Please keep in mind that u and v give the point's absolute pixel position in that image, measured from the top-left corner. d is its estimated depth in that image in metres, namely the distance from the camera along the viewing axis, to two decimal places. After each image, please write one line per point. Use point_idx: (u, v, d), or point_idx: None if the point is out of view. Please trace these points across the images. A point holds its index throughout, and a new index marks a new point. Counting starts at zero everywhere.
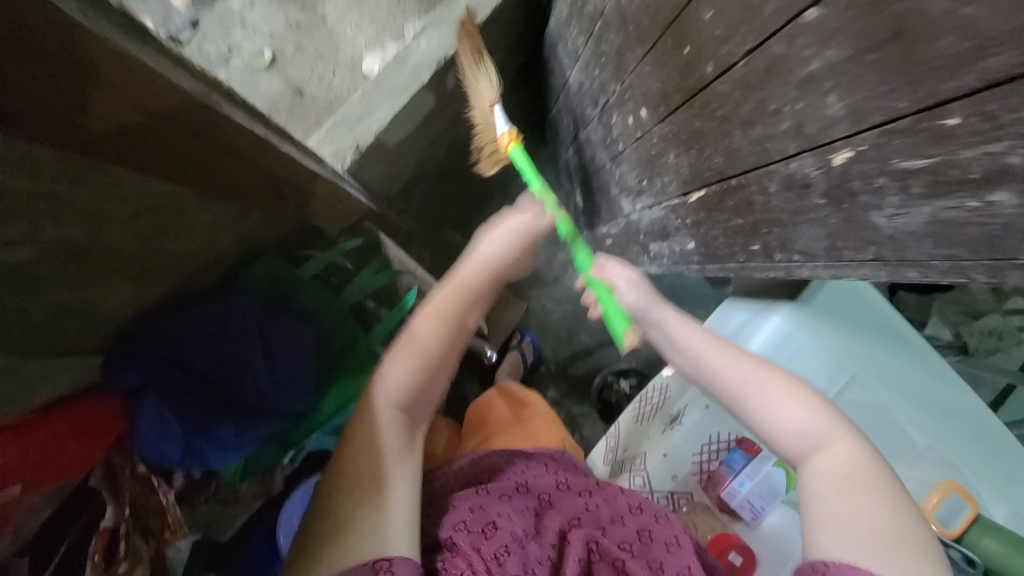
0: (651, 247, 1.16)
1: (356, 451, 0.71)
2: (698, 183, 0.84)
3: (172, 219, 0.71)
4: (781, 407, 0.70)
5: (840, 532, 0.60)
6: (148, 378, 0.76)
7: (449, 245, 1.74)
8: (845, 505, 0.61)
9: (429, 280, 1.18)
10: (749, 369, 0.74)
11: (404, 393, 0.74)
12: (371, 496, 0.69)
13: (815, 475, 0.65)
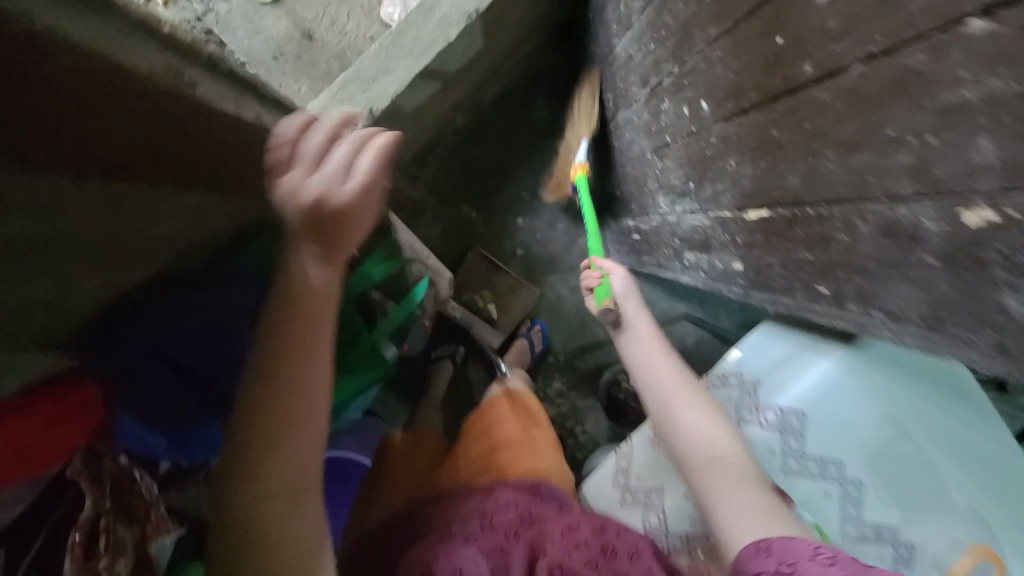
0: (684, 255, 1.05)
1: (254, 446, 0.57)
2: (761, 202, 0.72)
3: (161, 203, 0.60)
4: (688, 414, 0.81)
5: (743, 519, 0.67)
6: (129, 372, 0.68)
7: (463, 219, 1.62)
8: (741, 497, 0.69)
9: (440, 270, 1.09)
10: (671, 371, 0.87)
11: (300, 369, 0.59)
12: (288, 520, 0.58)
13: (712, 474, 0.74)
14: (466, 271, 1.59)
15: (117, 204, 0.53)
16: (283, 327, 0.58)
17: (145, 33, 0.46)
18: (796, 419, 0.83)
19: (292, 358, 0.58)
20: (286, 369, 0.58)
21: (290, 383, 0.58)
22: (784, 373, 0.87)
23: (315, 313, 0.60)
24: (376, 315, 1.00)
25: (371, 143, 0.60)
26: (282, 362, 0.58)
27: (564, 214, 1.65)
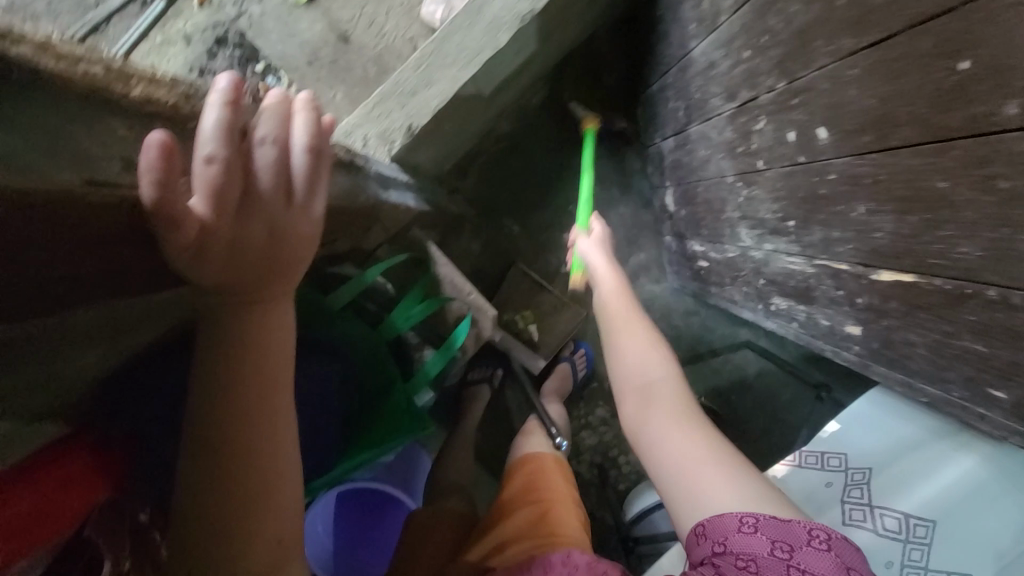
0: (772, 299, 0.89)
1: (219, 517, 0.46)
2: (904, 265, 0.58)
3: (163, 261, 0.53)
4: (630, 355, 0.77)
5: (669, 467, 0.63)
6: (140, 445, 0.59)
7: (505, 233, 1.50)
8: (675, 442, 0.64)
9: (482, 306, 0.97)
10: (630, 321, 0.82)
11: (261, 429, 0.47)
12: None
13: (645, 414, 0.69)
14: (506, 291, 1.47)
15: (90, 295, 0.44)
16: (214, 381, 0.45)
17: (97, 110, 0.36)
18: (923, 528, 0.68)
19: (233, 415, 0.46)
20: (226, 429, 0.46)
21: (235, 451, 0.46)
22: (905, 462, 0.73)
23: (236, 357, 0.46)
24: (412, 361, 0.90)
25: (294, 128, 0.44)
26: (218, 431, 0.46)
27: (615, 229, 1.49)
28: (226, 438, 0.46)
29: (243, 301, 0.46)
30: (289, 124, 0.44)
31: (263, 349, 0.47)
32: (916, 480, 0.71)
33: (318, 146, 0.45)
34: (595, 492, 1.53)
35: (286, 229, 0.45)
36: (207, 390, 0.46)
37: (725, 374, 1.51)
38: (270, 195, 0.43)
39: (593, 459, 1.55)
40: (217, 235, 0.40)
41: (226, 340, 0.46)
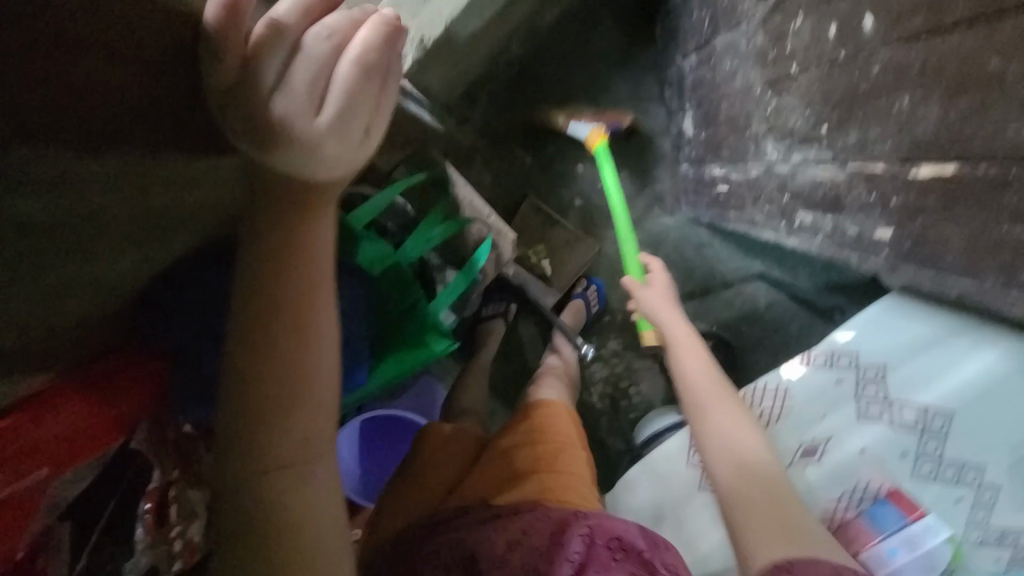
0: (796, 214, 0.88)
1: (244, 407, 0.50)
2: (947, 154, 0.58)
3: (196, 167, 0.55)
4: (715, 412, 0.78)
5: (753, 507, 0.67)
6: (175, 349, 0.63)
7: (516, 165, 1.45)
8: (751, 510, 0.66)
9: (503, 229, 0.95)
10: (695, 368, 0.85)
11: (295, 352, 0.50)
12: (294, 494, 0.52)
13: (728, 465, 0.72)
14: (519, 225, 1.45)
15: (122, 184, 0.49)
16: (262, 280, 0.48)
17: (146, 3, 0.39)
18: (940, 420, 0.73)
19: (269, 324, 0.49)
20: (263, 377, 0.49)
21: (279, 375, 0.50)
22: (920, 358, 0.76)
23: (293, 315, 0.49)
24: (433, 283, 0.90)
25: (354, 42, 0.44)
26: (252, 326, 0.49)
27: (630, 159, 1.45)
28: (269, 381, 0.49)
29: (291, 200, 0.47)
30: (357, 36, 0.45)
31: (315, 307, 0.50)
32: (932, 376, 0.75)
33: (371, 62, 0.45)
34: (606, 421, 1.57)
35: (322, 146, 0.44)
36: (251, 286, 0.49)
37: (736, 306, 1.52)
38: (302, 92, 0.42)
39: (604, 390, 1.58)
40: (263, 119, 0.42)
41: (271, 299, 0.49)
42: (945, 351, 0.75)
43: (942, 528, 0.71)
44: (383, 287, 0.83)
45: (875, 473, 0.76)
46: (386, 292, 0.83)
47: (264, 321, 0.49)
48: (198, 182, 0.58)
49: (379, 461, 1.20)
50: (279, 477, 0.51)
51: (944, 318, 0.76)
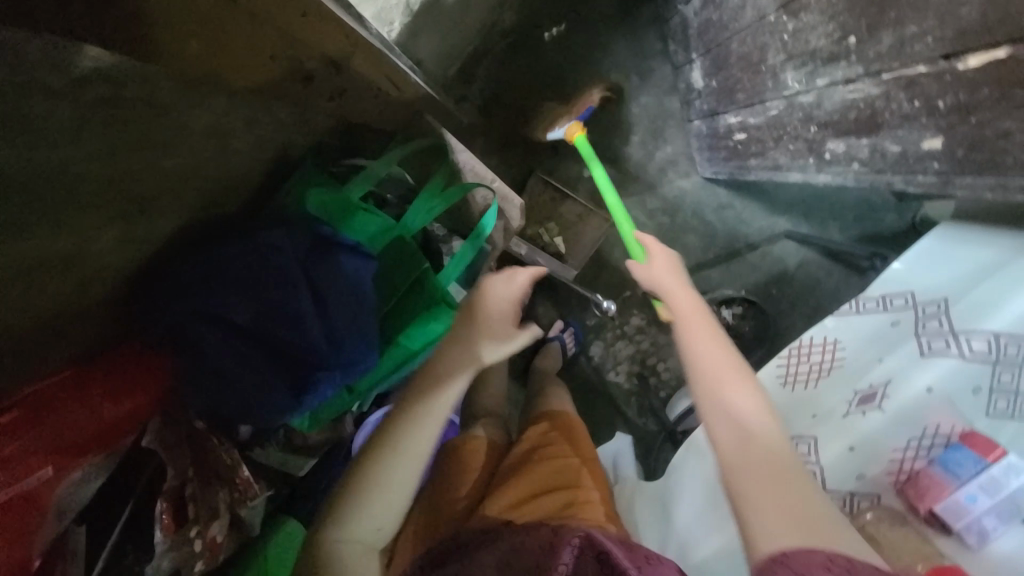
0: (827, 146, 0.81)
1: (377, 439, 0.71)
2: (998, 38, 0.51)
3: (159, 122, 0.52)
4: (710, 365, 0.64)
5: (754, 485, 0.53)
6: (190, 334, 0.66)
7: (521, 140, 1.39)
8: (754, 483, 0.53)
9: (509, 195, 0.89)
10: (700, 321, 0.71)
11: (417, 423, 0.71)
12: (367, 516, 0.67)
13: (733, 432, 0.58)
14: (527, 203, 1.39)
15: (97, 153, 0.47)
16: (427, 373, 0.73)
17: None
18: (1014, 347, 0.65)
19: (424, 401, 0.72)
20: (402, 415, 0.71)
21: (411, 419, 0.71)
22: (989, 282, 0.68)
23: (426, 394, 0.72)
24: (440, 256, 0.85)
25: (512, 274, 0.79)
26: (414, 393, 0.72)
27: (638, 122, 1.38)
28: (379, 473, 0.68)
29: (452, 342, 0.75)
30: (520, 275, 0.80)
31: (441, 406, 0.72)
32: (999, 301, 0.67)
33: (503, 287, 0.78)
34: (636, 402, 1.49)
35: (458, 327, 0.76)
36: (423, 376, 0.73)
37: (764, 269, 1.42)
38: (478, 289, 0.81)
39: (631, 368, 1.50)
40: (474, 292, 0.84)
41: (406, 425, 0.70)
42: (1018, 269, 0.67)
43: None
44: (387, 264, 0.79)
45: (949, 420, 0.67)
46: (391, 270, 0.79)
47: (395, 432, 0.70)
48: (169, 145, 0.55)
49: None
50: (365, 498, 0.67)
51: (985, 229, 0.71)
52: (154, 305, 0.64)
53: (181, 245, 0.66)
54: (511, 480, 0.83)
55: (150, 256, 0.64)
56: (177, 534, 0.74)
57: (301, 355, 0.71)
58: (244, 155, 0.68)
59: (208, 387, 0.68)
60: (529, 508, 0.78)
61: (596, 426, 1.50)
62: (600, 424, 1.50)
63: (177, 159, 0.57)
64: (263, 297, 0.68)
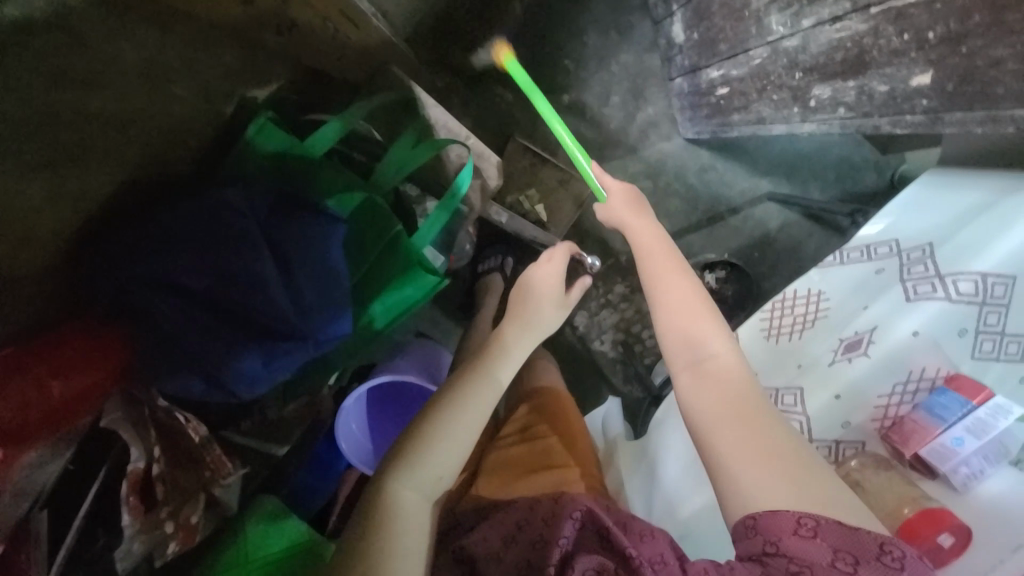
0: (812, 92, 0.78)
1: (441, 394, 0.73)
2: None
3: (99, 73, 0.53)
4: (670, 314, 0.65)
5: (726, 437, 0.53)
6: (143, 306, 0.61)
7: (497, 104, 1.32)
8: (720, 432, 0.53)
9: (485, 153, 0.85)
10: (666, 272, 0.68)
11: (481, 378, 0.75)
12: (431, 466, 0.67)
13: (694, 383, 0.59)
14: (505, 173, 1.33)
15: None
16: (490, 343, 0.80)
17: None
18: (1001, 286, 0.62)
19: (488, 360, 0.77)
20: (465, 373, 0.76)
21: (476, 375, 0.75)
22: (974, 225, 0.66)
23: (489, 355, 0.78)
24: (415, 216, 0.81)
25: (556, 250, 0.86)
26: (477, 357, 0.78)
27: (618, 82, 1.33)
28: (445, 430, 0.69)
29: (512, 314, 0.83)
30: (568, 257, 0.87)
31: (499, 364, 0.78)
32: (987, 240, 0.64)
33: (553, 261, 0.85)
34: (621, 369, 1.48)
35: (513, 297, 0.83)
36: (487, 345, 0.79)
37: (746, 231, 1.41)
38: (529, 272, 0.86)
39: (616, 336, 1.48)
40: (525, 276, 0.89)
41: (468, 386, 0.73)
42: (1004, 204, 0.65)
43: (1015, 407, 0.59)
44: (359, 228, 0.74)
45: (936, 363, 0.65)
46: (362, 233, 0.74)
47: (461, 395, 0.72)
48: (108, 92, 0.55)
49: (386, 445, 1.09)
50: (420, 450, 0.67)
51: (971, 174, 0.70)
52: (100, 270, 0.61)
53: (123, 205, 0.63)
54: (504, 457, 0.83)
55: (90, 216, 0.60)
56: (144, 516, 0.71)
57: (271, 325, 0.66)
58: (190, 104, 0.65)
59: (168, 359, 0.65)
60: (524, 485, 0.76)
61: (582, 395, 1.49)
62: (585, 394, 1.49)
63: (116, 101, 0.56)
64: (219, 262, 0.63)
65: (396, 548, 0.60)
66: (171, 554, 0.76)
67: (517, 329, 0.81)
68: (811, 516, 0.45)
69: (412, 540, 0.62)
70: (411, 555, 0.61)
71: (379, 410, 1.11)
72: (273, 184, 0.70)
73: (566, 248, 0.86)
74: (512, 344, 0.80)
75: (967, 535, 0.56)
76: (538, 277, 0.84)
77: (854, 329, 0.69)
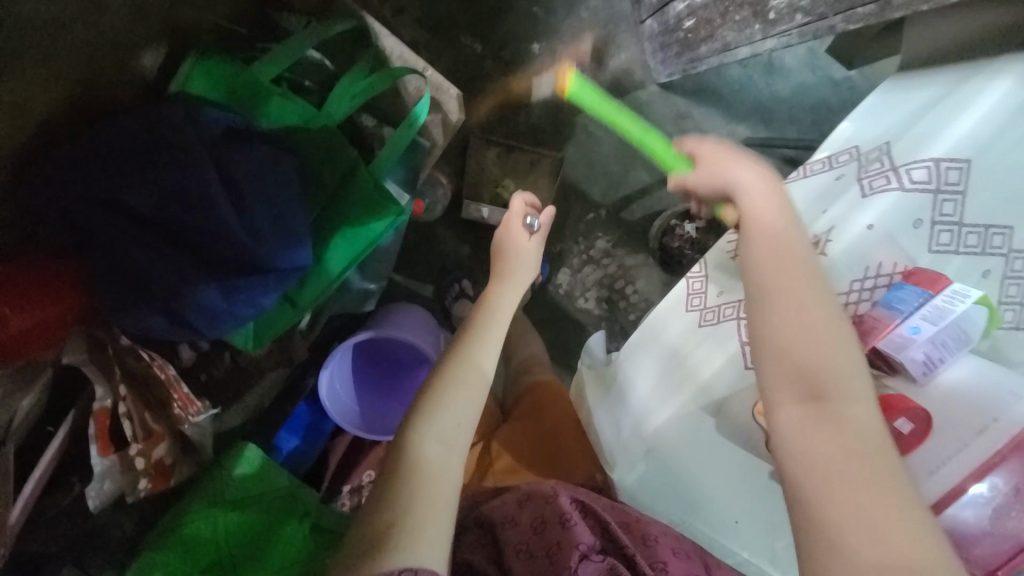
0: (770, 3, 0.77)
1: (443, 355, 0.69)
2: None
3: None
4: (787, 314, 0.49)
5: (853, 514, 0.40)
6: (91, 230, 0.62)
7: (466, 54, 1.23)
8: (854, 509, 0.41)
9: (443, 84, 0.83)
10: (773, 258, 0.52)
11: (476, 331, 0.71)
12: (454, 416, 0.61)
13: (813, 423, 0.45)
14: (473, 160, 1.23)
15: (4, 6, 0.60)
16: (482, 301, 0.75)
17: None
18: (954, 171, 0.64)
19: (476, 310, 0.74)
20: (460, 333, 0.71)
21: (467, 334, 0.70)
22: (927, 118, 0.67)
23: (479, 307, 0.75)
24: (374, 148, 0.81)
25: (513, 208, 0.83)
26: (470, 317, 0.74)
27: (590, 29, 1.27)
28: (449, 381, 0.64)
29: (501, 275, 0.79)
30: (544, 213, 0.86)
31: (487, 319, 0.73)
32: (943, 125, 0.65)
33: (511, 212, 0.83)
34: (606, 329, 1.32)
35: (496, 249, 0.82)
36: (482, 304, 0.75)
37: None
38: (498, 236, 0.83)
39: (599, 293, 1.32)
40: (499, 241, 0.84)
41: (475, 341, 0.69)
42: (953, 92, 0.67)
43: (972, 291, 0.59)
44: (311, 160, 0.73)
45: (892, 258, 0.66)
46: (318, 165, 0.73)
47: (463, 350, 0.68)
48: None
49: (379, 407, 1.06)
50: (426, 404, 0.62)
51: (925, 78, 0.72)
52: (56, 192, 0.62)
53: (66, 119, 0.67)
54: (510, 436, 0.83)
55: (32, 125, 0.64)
56: (117, 453, 0.72)
57: (222, 253, 0.66)
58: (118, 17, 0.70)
59: (125, 290, 0.65)
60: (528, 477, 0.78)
61: (570, 364, 1.32)
62: (575, 363, 1.33)
63: None
64: (169, 182, 0.63)
65: (420, 495, 0.55)
66: (143, 492, 0.77)
67: (504, 287, 0.77)
68: None
69: (440, 494, 0.56)
70: (438, 503, 0.55)
71: (375, 380, 1.08)
72: (219, 112, 0.68)
73: (518, 199, 0.82)
74: (507, 306, 0.75)
75: (926, 421, 0.56)
76: (515, 247, 0.81)
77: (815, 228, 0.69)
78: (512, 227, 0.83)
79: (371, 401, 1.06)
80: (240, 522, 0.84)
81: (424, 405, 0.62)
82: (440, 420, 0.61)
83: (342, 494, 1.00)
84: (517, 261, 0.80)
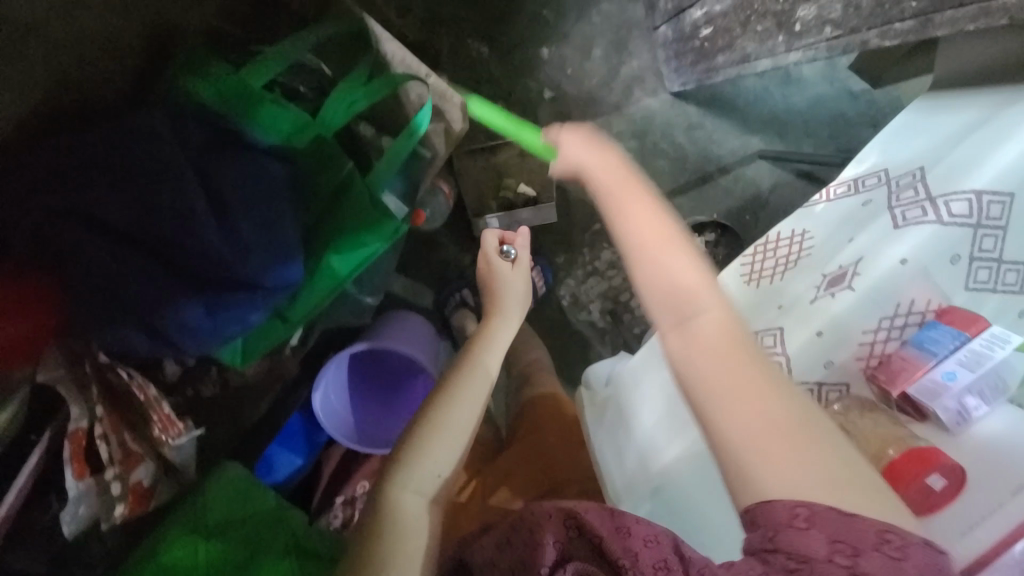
0: (797, 14, 0.73)
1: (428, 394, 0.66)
2: None
3: None
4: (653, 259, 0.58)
5: (726, 417, 0.46)
6: (67, 242, 0.58)
7: (472, 57, 1.19)
8: (728, 409, 0.46)
9: (447, 91, 0.77)
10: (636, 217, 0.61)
11: (461, 369, 0.67)
12: (434, 465, 0.60)
13: (682, 342, 0.52)
14: (476, 166, 1.18)
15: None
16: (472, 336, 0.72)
17: None
18: (998, 205, 0.59)
19: (464, 346, 0.71)
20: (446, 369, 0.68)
21: (455, 373, 0.67)
22: (964, 145, 0.63)
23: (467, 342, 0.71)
24: (371, 159, 0.78)
25: (487, 241, 0.79)
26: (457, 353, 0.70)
27: (601, 33, 1.22)
28: (432, 428, 0.61)
29: (490, 304, 0.75)
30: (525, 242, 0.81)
31: (475, 357, 0.69)
32: (983, 155, 0.61)
33: (487, 246, 0.79)
34: (610, 343, 1.27)
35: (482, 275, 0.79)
36: (471, 339, 0.71)
37: (738, 193, 1.27)
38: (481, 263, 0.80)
39: (604, 306, 1.27)
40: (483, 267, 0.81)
41: (460, 378, 0.66)
42: (994, 116, 0.62)
43: (1013, 336, 0.55)
44: (304, 171, 0.69)
45: (924, 295, 0.62)
46: (312, 178, 0.70)
47: (447, 387, 0.65)
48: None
49: (377, 423, 1.02)
50: (404, 452, 0.60)
51: (961, 98, 0.67)
52: (30, 202, 0.58)
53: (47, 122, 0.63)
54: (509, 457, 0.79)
55: (9, 134, 0.61)
56: (92, 476, 0.67)
57: (202, 267, 0.62)
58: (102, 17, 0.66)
59: (103, 307, 0.61)
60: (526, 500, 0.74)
61: (572, 378, 1.28)
62: (577, 378, 1.28)
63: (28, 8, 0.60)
64: (152, 194, 0.59)
65: (395, 551, 0.54)
66: (119, 518, 0.72)
67: (492, 320, 0.74)
68: (813, 507, 0.40)
69: (414, 549, 0.55)
70: (410, 558, 0.54)
71: (370, 394, 1.04)
72: (207, 118, 0.64)
73: (490, 236, 0.79)
74: (497, 345, 0.72)
75: (962, 478, 0.52)
76: (501, 280, 0.77)
77: (836, 262, 0.66)
78: (495, 257, 0.79)
79: (366, 416, 1.02)
80: (220, 552, 0.79)
81: (402, 453, 0.60)
82: (421, 471, 0.59)
83: (335, 506, 0.94)
84: (508, 291, 0.77)
